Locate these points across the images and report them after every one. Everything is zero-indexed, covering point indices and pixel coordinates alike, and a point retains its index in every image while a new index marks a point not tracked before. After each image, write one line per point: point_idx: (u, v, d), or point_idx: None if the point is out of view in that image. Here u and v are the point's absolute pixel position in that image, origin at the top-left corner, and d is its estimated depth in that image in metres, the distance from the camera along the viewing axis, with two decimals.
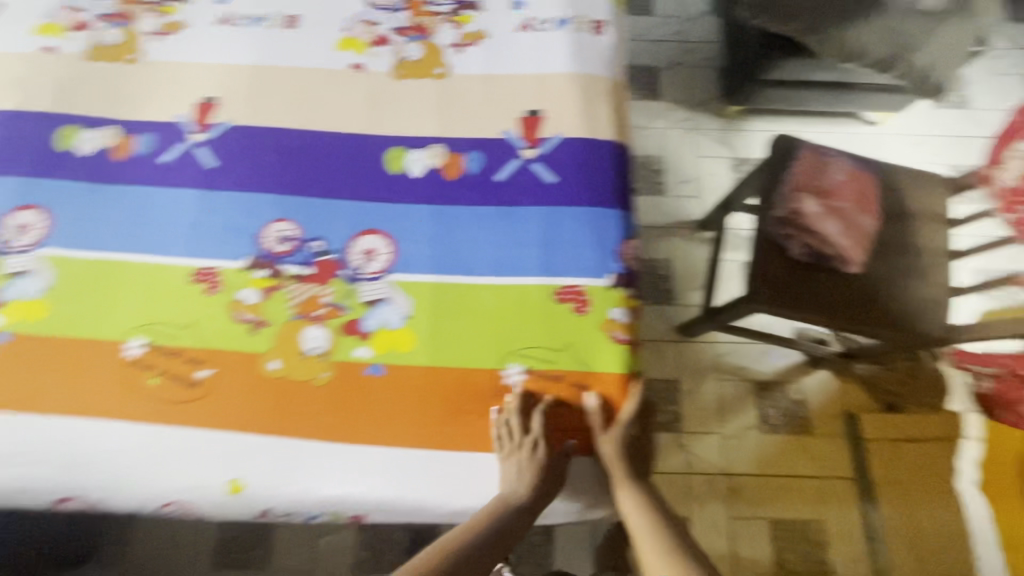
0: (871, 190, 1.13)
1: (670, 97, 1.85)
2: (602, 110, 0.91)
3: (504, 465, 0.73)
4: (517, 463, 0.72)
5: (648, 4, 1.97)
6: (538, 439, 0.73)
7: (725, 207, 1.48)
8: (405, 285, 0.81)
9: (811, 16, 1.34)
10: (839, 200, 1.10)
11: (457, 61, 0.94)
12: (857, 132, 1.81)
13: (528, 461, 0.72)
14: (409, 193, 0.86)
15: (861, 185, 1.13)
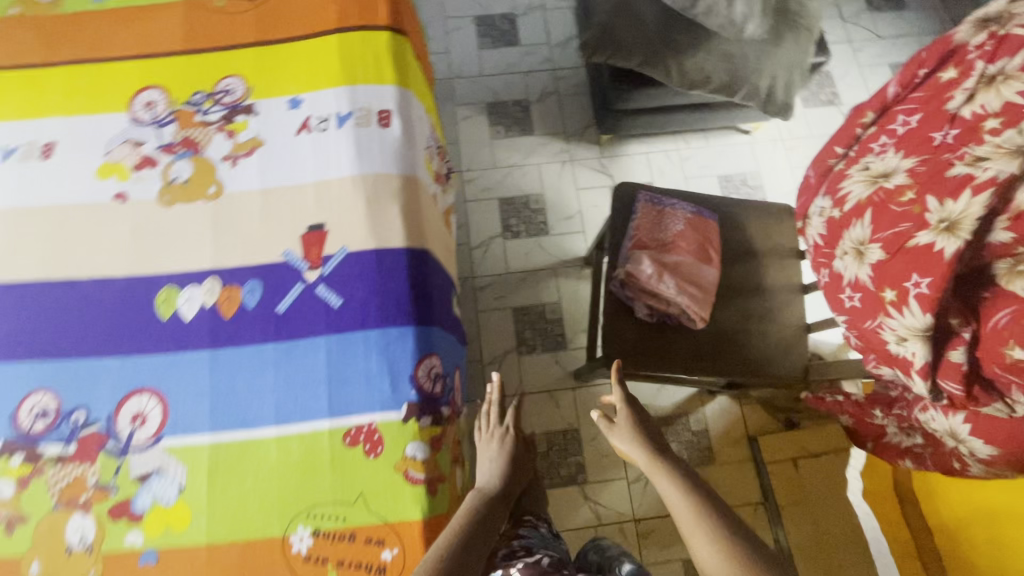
0: (714, 236, 1.09)
1: (544, 130, 1.81)
2: (392, 212, 0.84)
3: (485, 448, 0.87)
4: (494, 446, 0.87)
5: (513, 34, 1.92)
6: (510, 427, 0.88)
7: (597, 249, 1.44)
8: (180, 451, 0.74)
9: (646, 51, 1.31)
10: (679, 253, 1.06)
11: (233, 176, 0.86)
12: (733, 143, 1.79)
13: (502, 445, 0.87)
14: (182, 340, 0.78)
15: (703, 232, 1.09)
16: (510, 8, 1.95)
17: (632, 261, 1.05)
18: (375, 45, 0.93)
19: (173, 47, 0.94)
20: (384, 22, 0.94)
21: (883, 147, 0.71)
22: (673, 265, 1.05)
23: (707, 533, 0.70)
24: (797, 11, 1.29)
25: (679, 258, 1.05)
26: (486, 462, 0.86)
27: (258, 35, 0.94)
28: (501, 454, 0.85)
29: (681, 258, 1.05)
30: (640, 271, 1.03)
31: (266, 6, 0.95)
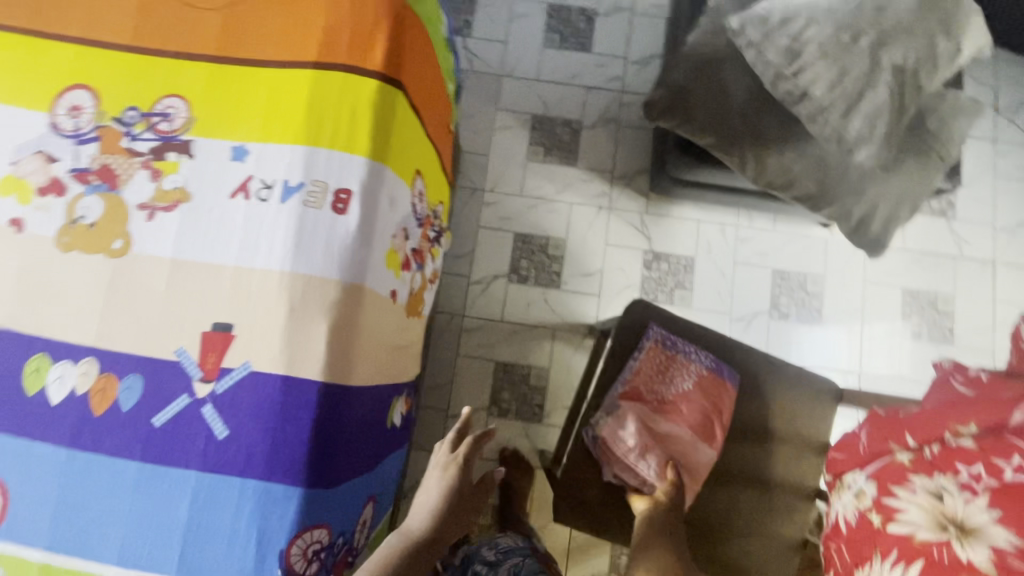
0: (727, 405, 0.88)
1: (588, 163, 1.58)
2: (315, 331, 0.68)
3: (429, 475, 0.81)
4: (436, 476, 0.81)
5: (587, 37, 1.66)
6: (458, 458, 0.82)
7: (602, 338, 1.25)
8: (9, 560, 0.64)
9: (719, 133, 1.06)
10: (673, 422, 0.89)
11: (145, 231, 0.70)
12: (803, 236, 1.52)
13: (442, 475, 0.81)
14: (42, 426, 0.66)
15: (713, 398, 0.89)
16: (593, 4, 1.67)
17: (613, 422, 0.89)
18: (356, 96, 0.73)
19: (122, 38, 0.76)
20: (377, 66, 0.74)
21: (976, 479, 0.49)
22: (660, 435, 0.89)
23: None
24: (936, 125, 0.98)
25: (670, 431, 0.89)
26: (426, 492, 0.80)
27: (220, 50, 0.75)
28: (439, 489, 0.79)
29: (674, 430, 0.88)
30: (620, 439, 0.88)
31: (241, 12, 0.76)
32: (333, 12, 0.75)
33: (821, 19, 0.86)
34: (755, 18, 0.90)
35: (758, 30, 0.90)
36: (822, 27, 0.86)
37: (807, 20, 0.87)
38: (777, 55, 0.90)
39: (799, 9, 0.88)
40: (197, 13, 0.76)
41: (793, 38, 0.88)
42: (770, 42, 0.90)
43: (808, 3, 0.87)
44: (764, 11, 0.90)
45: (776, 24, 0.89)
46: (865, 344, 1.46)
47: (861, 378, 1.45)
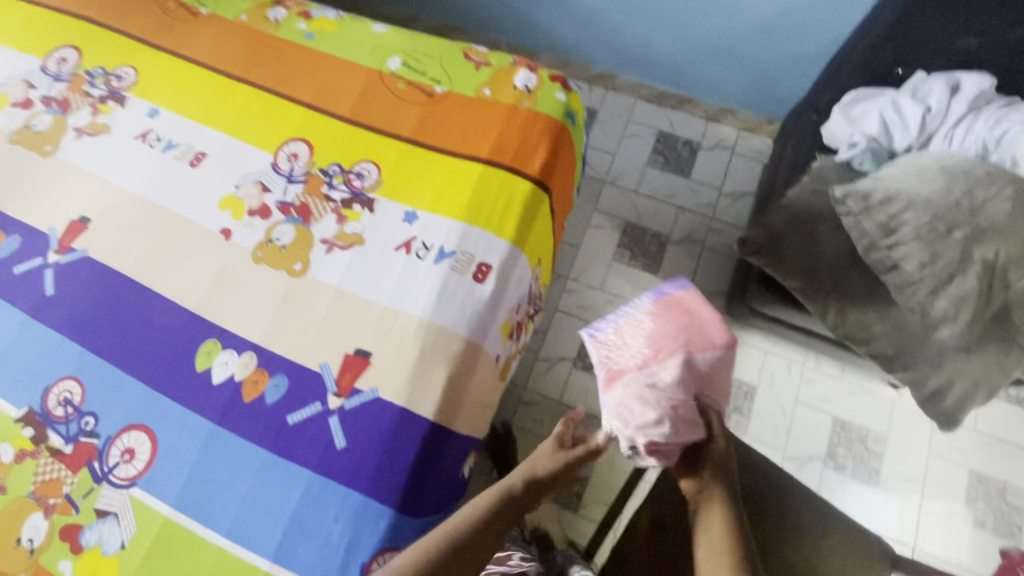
0: (697, 313, 0.68)
1: (669, 275, 1.70)
2: (436, 376, 0.79)
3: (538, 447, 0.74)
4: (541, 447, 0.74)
5: (688, 165, 1.83)
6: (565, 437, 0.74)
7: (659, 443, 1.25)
8: (140, 508, 0.74)
9: (806, 280, 1.14)
10: (669, 365, 0.66)
11: (321, 260, 0.86)
12: (867, 390, 1.55)
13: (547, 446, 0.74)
14: (199, 399, 0.79)
15: (682, 315, 0.68)
16: (698, 137, 1.86)
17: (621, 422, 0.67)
18: (512, 193, 0.89)
19: (341, 110, 0.98)
20: (534, 173, 0.90)
21: None
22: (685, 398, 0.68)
23: None
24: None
25: (683, 377, 0.66)
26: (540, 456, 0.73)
27: (413, 135, 0.94)
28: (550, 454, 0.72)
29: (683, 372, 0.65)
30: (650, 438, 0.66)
31: (437, 111, 0.96)
32: (508, 125, 0.94)
33: (919, 206, 0.97)
34: (855, 194, 1.01)
35: (857, 204, 1.01)
36: (919, 214, 0.97)
37: (907, 204, 0.98)
38: (872, 229, 1.00)
39: (900, 193, 0.99)
40: (403, 105, 0.97)
41: (890, 218, 0.98)
42: (868, 216, 1.00)
43: (908, 190, 0.99)
44: (867, 188, 1.01)
45: (876, 202, 1.00)
46: (924, 519, 1.42)
47: (914, 553, 1.39)
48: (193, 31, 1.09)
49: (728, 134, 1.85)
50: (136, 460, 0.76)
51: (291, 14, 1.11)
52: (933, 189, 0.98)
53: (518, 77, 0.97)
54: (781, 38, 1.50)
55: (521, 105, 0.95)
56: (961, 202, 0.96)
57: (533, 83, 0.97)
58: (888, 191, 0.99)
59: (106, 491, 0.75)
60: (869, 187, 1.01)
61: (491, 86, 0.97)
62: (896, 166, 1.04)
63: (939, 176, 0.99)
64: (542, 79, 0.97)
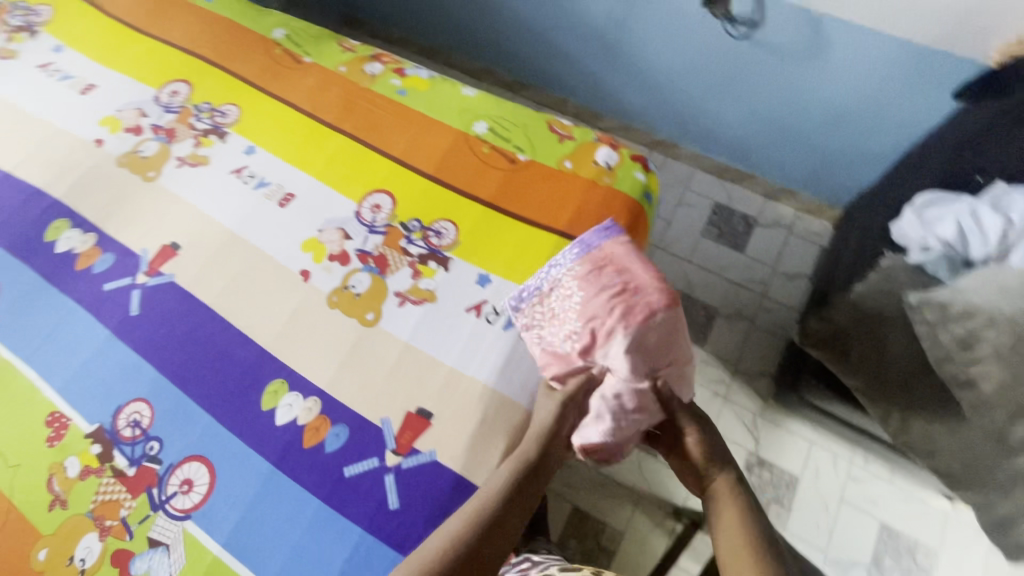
0: (621, 272, 0.79)
1: (715, 349, 1.67)
2: (495, 446, 0.78)
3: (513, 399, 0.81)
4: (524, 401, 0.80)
5: (742, 239, 1.83)
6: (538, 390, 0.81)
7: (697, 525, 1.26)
8: (192, 542, 0.75)
9: (868, 379, 1.13)
10: (605, 338, 0.77)
11: (393, 313, 0.88)
12: (919, 498, 1.46)
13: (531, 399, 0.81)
14: (261, 438, 0.80)
15: (610, 280, 0.79)
16: (755, 213, 1.85)
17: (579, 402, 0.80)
18: None
19: (427, 168, 1.02)
20: None
21: None
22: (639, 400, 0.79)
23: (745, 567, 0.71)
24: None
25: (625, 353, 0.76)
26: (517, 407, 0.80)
27: (494, 199, 0.97)
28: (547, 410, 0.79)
29: (624, 344, 0.76)
30: (588, 438, 0.80)
31: (518, 177, 0.99)
32: (586, 199, 0.96)
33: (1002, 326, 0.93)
34: (932, 303, 0.99)
35: (933, 314, 0.98)
36: (1001, 334, 0.92)
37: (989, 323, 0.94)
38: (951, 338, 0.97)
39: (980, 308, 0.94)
40: (486, 168, 1.01)
41: (968, 333, 0.95)
42: (946, 327, 0.97)
43: (989, 306, 0.93)
44: (945, 299, 0.97)
45: (953, 315, 0.96)
46: None
47: None
48: (295, 77, 1.16)
49: (786, 213, 1.84)
50: (194, 492, 0.77)
51: (386, 70, 1.17)
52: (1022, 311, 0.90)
53: (600, 152, 1.00)
54: (853, 130, 1.50)
55: (601, 181, 0.97)
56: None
57: (613, 160, 0.99)
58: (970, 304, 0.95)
59: (161, 520, 0.76)
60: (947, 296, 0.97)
61: (572, 159, 1.00)
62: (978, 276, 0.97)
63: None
64: (623, 157, 1.00)
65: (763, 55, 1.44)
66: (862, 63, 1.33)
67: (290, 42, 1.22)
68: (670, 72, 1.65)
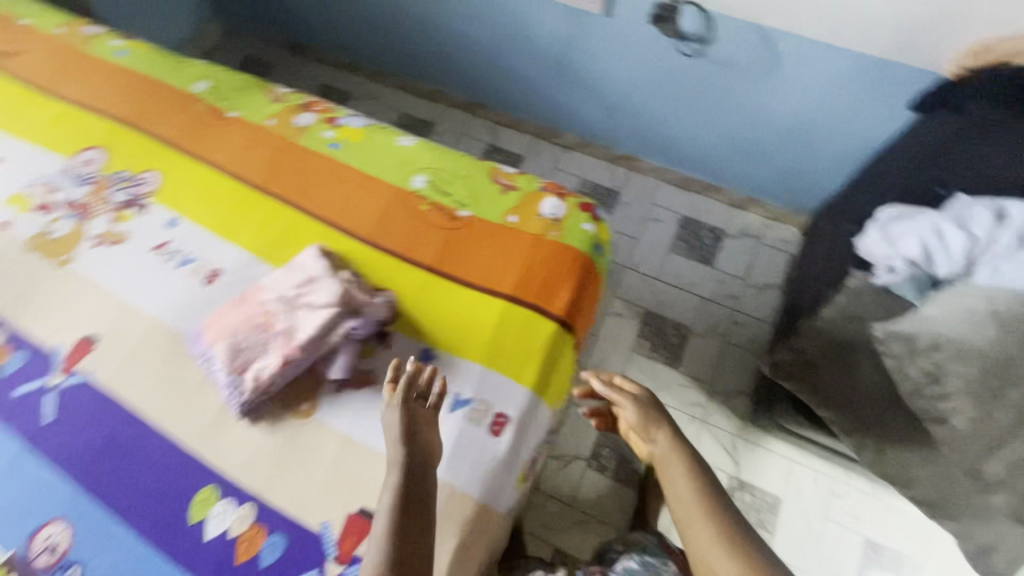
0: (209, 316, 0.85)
1: (690, 370, 1.64)
2: (444, 546, 0.73)
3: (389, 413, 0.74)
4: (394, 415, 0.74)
5: (712, 253, 1.79)
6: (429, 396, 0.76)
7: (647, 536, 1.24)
8: None
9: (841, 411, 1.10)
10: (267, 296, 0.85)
11: (331, 399, 0.82)
12: (902, 511, 1.45)
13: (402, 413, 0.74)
14: (190, 556, 0.74)
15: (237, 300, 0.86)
16: (722, 225, 1.81)
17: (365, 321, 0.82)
18: (535, 333, 0.85)
19: (362, 231, 0.95)
20: (559, 312, 0.86)
21: None
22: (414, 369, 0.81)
23: (709, 530, 0.84)
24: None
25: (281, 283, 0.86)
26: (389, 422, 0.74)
27: (434, 263, 0.91)
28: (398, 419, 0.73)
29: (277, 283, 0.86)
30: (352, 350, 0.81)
31: (459, 237, 0.93)
32: (533, 256, 0.90)
33: (970, 359, 0.90)
34: (899, 336, 0.97)
35: (900, 348, 0.97)
36: (970, 367, 0.90)
37: (959, 355, 0.91)
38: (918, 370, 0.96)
39: (948, 341, 0.92)
40: (425, 228, 0.94)
41: (939, 367, 0.93)
42: (912, 359, 0.96)
43: (955, 338, 0.91)
44: (910, 331, 0.96)
45: (921, 348, 0.94)
46: None
47: None
48: (219, 136, 1.08)
49: (754, 222, 1.80)
50: None
51: (318, 120, 1.10)
52: (993, 338, 0.89)
53: (546, 204, 0.94)
54: (813, 140, 1.45)
55: (547, 235, 0.92)
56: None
57: (560, 211, 0.93)
58: (941, 335, 0.93)
59: None
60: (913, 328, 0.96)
61: (517, 213, 0.94)
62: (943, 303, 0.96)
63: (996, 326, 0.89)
64: (570, 207, 0.94)
65: (717, 72, 1.38)
66: (817, 77, 1.28)
67: (213, 96, 1.14)
68: (625, 89, 1.59)
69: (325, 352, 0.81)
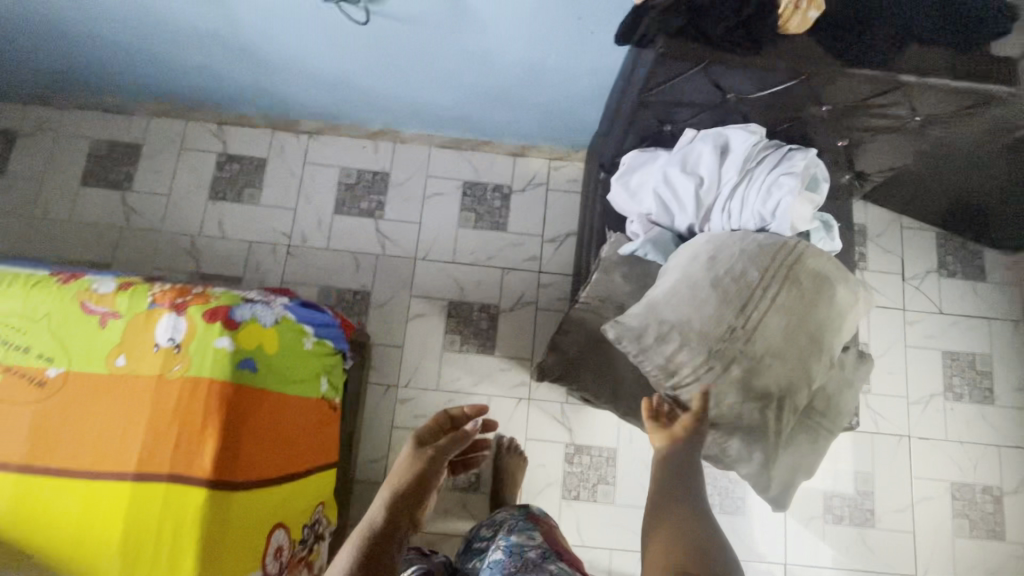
0: None
1: (507, 351, 1.55)
2: None
3: (413, 459, 0.89)
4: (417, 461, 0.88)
5: (502, 215, 1.63)
6: (453, 444, 0.92)
7: (525, 513, 1.14)
8: None
9: (610, 403, 1.03)
10: None
11: None
12: None
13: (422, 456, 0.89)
14: None
15: None
16: (507, 180, 1.64)
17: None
18: (181, 510, 0.68)
19: None
20: (205, 474, 0.69)
21: None
22: (437, 431, 0.94)
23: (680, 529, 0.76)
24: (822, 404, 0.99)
25: None
26: (406, 466, 0.88)
27: (30, 456, 0.69)
28: (415, 464, 0.87)
29: None
30: None
31: (53, 409, 0.70)
32: (157, 408, 0.70)
33: (694, 340, 0.88)
34: (629, 334, 0.90)
35: (631, 347, 0.91)
36: (698, 351, 0.88)
37: (682, 339, 0.88)
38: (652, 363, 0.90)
39: (676, 328, 0.89)
40: (5, 410, 0.70)
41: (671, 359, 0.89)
42: (643, 355, 0.90)
43: (682, 322, 0.88)
44: (636, 327, 0.90)
45: (649, 343, 0.90)
46: (788, 537, 1.52)
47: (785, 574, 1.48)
48: None
49: (539, 168, 1.64)
50: None
51: None
52: (715, 312, 0.88)
53: (160, 327, 0.72)
54: (551, 81, 1.26)
55: (170, 372, 0.70)
56: (751, 319, 0.88)
57: (181, 332, 0.72)
58: (668, 322, 0.89)
59: None
60: (640, 321, 0.91)
61: (125, 351, 0.71)
62: (665, 282, 0.94)
63: (715, 302, 0.88)
64: (193, 321, 0.72)
65: (412, 30, 1.12)
66: (516, 17, 1.06)
67: None
68: (329, 64, 1.28)
69: None
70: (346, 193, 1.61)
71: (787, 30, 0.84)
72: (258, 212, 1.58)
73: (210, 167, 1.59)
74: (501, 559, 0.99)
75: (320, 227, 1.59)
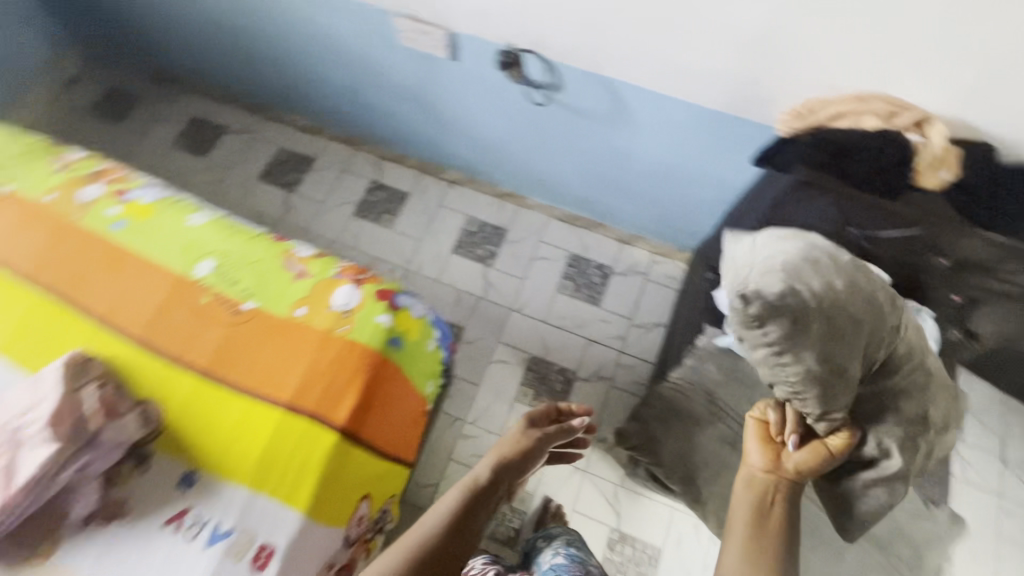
0: None
1: None
2: None
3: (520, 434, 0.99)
4: (522, 438, 0.98)
5: (599, 291, 1.74)
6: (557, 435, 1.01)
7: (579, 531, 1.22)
8: None
9: None
10: None
11: (71, 541, 0.73)
12: None
13: (527, 435, 0.98)
14: None
15: None
16: (611, 262, 1.77)
17: (102, 454, 0.74)
18: (312, 448, 0.77)
19: (134, 329, 0.85)
20: (339, 423, 0.78)
21: None
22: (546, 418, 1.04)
23: None
24: None
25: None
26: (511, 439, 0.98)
27: (209, 365, 0.82)
28: (522, 441, 0.97)
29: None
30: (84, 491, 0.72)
31: (239, 335, 0.84)
32: (318, 357, 0.82)
33: (841, 340, 0.75)
34: (778, 318, 0.71)
35: (781, 333, 0.71)
36: (835, 353, 0.74)
37: (840, 338, 0.75)
38: (793, 343, 0.72)
39: (819, 315, 0.74)
40: (204, 324, 0.85)
41: (830, 352, 0.74)
42: (786, 332, 0.72)
43: (827, 312, 0.75)
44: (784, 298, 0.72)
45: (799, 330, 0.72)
46: None
47: None
48: None
49: (642, 258, 1.77)
50: None
51: (105, 193, 1.01)
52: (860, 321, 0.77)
53: (339, 292, 0.87)
54: (679, 185, 1.42)
55: (336, 330, 0.84)
56: (896, 346, 0.82)
57: (354, 301, 0.86)
58: (825, 302, 0.75)
59: None
60: (787, 289, 0.74)
61: (308, 303, 0.86)
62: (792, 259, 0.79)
63: (863, 317, 0.78)
64: (366, 295, 0.87)
65: (575, 119, 1.33)
66: (668, 127, 1.23)
67: None
68: (494, 130, 1.52)
69: (53, 493, 0.71)
70: (465, 238, 1.80)
71: (921, 185, 0.97)
72: (389, 236, 1.80)
73: (362, 190, 1.86)
74: (564, 561, 1.06)
75: (436, 261, 1.77)
